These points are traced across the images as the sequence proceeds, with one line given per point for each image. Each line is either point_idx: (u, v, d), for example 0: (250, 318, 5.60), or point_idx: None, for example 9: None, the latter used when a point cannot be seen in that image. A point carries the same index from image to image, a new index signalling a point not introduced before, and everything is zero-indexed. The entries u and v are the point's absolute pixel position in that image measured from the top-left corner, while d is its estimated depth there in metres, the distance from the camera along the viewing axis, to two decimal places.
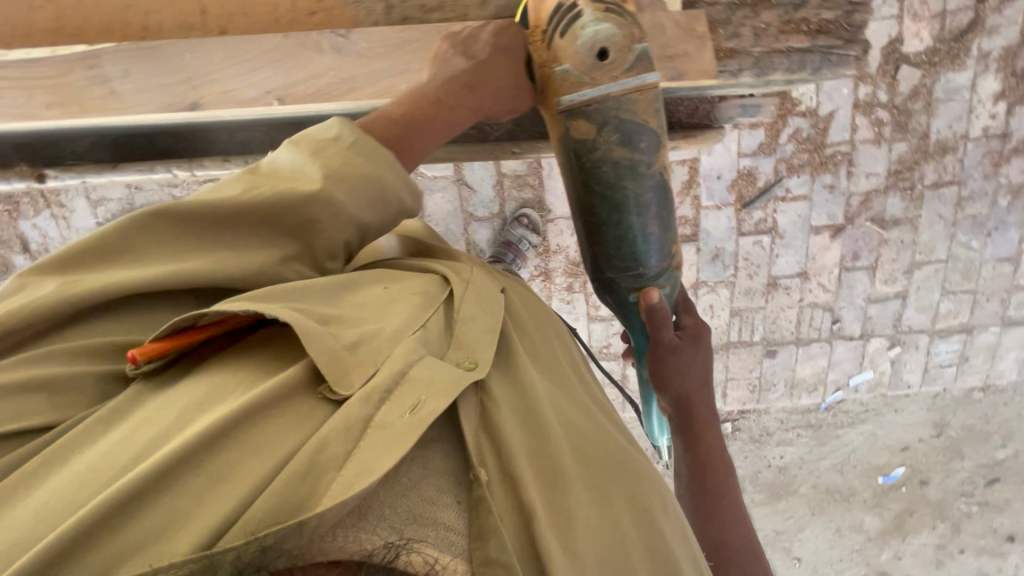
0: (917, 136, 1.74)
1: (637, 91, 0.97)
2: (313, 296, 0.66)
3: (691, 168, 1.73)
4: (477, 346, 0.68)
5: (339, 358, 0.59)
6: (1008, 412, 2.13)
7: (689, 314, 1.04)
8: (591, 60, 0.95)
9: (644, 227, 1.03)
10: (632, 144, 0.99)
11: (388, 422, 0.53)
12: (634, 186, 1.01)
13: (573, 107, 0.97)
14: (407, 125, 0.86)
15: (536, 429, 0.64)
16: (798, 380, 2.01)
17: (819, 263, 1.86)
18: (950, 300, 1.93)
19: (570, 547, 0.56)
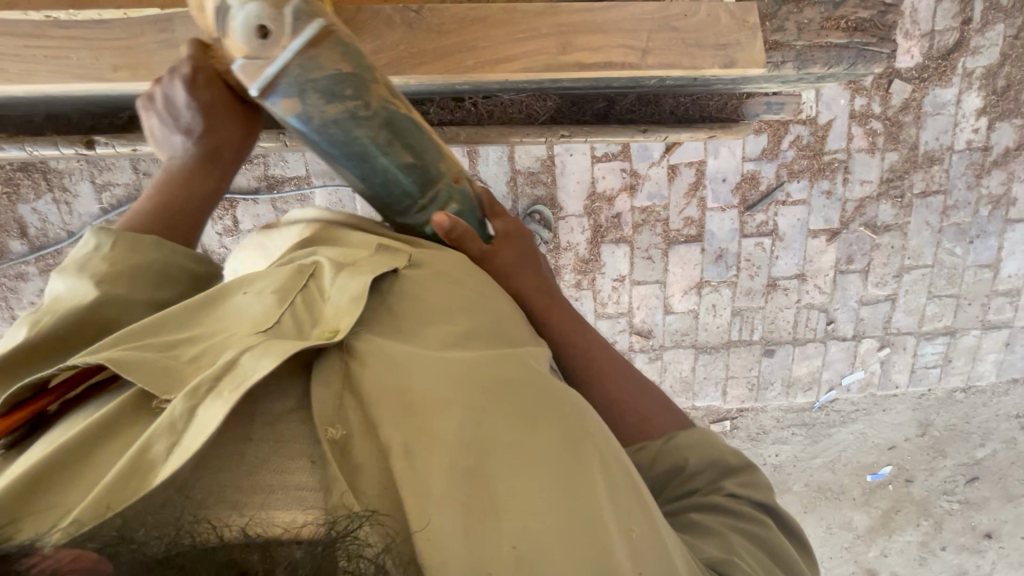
0: (907, 146, 1.84)
1: (316, 46, 0.67)
2: (168, 324, 0.58)
3: (698, 170, 1.79)
4: (340, 312, 0.57)
5: (169, 367, 0.51)
6: (987, 413, 2.24)
7: (497, 215, 0.85)
8: (251, 42, 0.66)
9: (400, 165, 0.74)
10: (341, 97, 0.69)
11: (219, 398, 0.46)
12: (370, 132, 0.71)
13: (269, 97, 0.68)
14: (173, 215, 0.78)
15: (404, 365, 0.54)
16: (795, 380, 2.08)
17: (817, 265, 1.93)
18: (936, 304, 2.04)
19: (431, 478, 0.47)
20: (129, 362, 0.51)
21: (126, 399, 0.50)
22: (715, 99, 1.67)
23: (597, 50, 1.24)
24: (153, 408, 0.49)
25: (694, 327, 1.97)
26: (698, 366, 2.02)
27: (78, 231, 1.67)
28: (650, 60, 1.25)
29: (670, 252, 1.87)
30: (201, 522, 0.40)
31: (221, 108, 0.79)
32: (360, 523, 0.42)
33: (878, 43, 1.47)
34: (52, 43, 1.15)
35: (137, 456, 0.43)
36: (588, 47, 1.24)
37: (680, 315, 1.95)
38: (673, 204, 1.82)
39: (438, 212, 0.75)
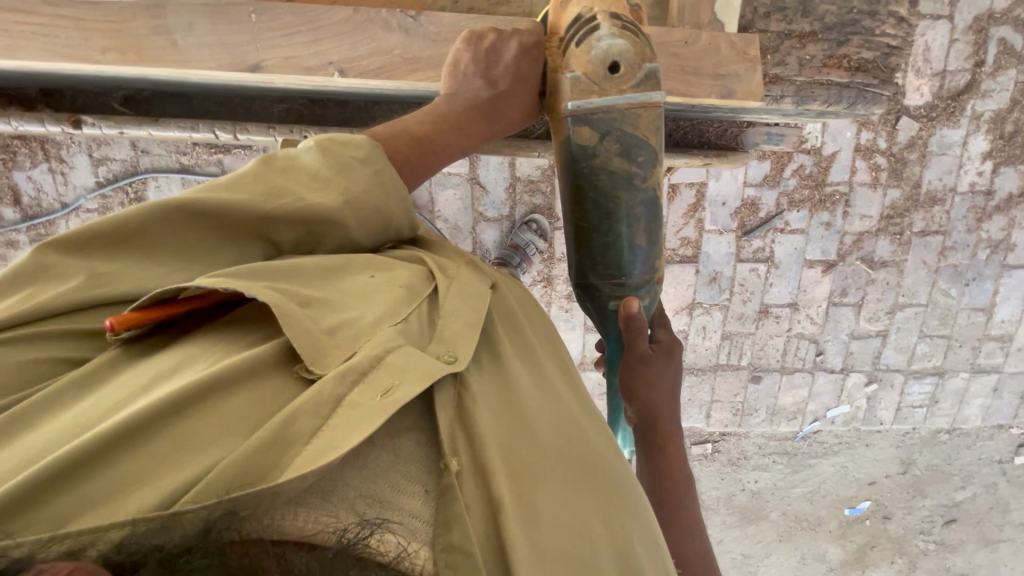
0: (910, 184, 1.83)
1: (642, 106, 0.95)
2: (301, 273, 0.64)
3: (698, 191, 1.78)
4: (460, 340, 0.65)
5: (315, 337, 0.57)
6: (969, 456, 2.23)
7: (665, 327, 0.99)
8: (599, 69, 0.94)
9: (631, 235, 0.98)
10: (631, 156, 0.96)
11: (383, 394, 0.54)
12: (627, 199, 0.97)
13: (577, 118, 0.95)
14: (429, 143, 0.89)
15: (508, 425, 0.62)
16: (780, 408, 2.07)
17: (810, 296, 1.92)
18: (927, 343, 2.02)
19: (529, 537, 0.54)
20: (287, 318, 0.57)
21: (268, 357, 0.56)
22: (716, 125, 1.63)
23: None
24: (297, 372, 0.56)
25: (682, 348, 1.96)
26: (683, 387, 2.02)
27: (72, 203, 1.66)
28: None
29: (665, 271, 1.86)
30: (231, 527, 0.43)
31: (513, 98, 1.01)
32: (371, 531, 0.46)
33: (879, 85, 1.42)
34: (44, 19, 1.16)
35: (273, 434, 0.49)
36: None
37: None
38: (671, 224, 1.81)
39: (632, 299, 0.94)
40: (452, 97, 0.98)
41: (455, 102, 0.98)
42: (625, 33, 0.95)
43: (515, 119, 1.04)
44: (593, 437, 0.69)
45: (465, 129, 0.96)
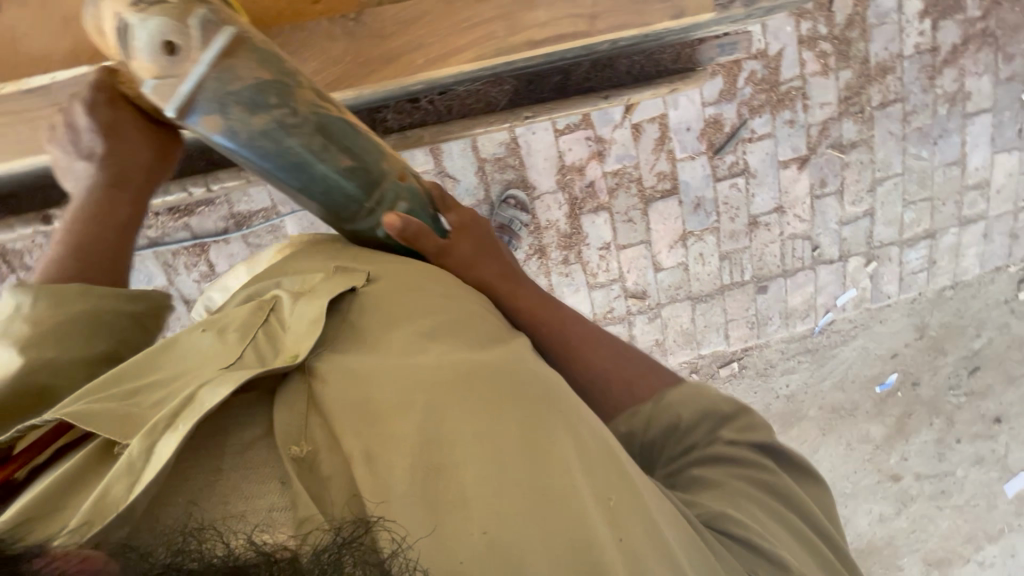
0: (859, 62, 1.85)
1: (231, 54, 0.76)
2: (127, 374, 0.65)
3: (661, 124, 1.79)
4: (301, 339, 0.66)
5: (121, 415, 0.58)
6: (978, 304, 2.30)
7: (453, 206, 1.00)
8: (157, 59, 0.74)
9: (339, 168, 0.84)
10: (264, 105, 0.78)
11: (176, 431, 0.53)
12: (301, 138, 0.81)
13: (187, 116, 0.77)
14: (88, 251, 0.92)
15: (364, 377, 0.63)
16: (791, 310, 2.11)
17: (792, 195, 1.95)
18: (913, 210, 2.07)
19: (395, 473, 0.56)
20: (92, 415, 0.57)
21: (91, 452, 0.56)
22: (669, 51, 1.64)
23: (545, 25, 1.26)
24: (114, 454, 0.56)
25: (687, 280, 1.98)
26: (697, 316, 2.04)
27: None
28: (600, 25, 1.27)
29: (650, 211, 1.87)
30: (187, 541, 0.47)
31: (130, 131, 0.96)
32: (368, 531, 0.50)
33: None
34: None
35: (100, 498, 0.49)
36: (535, 23, 1.25)
37: (670, 271, 1.96)
38: (644, 162, 1.82)
39: (390, 214, 0.88)
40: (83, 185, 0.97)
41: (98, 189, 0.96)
42: (159, 6, 0.75)
43: (146, 153, 0.98)
44: (477, 356, 0.69)
45: (121, 203, 0.98)
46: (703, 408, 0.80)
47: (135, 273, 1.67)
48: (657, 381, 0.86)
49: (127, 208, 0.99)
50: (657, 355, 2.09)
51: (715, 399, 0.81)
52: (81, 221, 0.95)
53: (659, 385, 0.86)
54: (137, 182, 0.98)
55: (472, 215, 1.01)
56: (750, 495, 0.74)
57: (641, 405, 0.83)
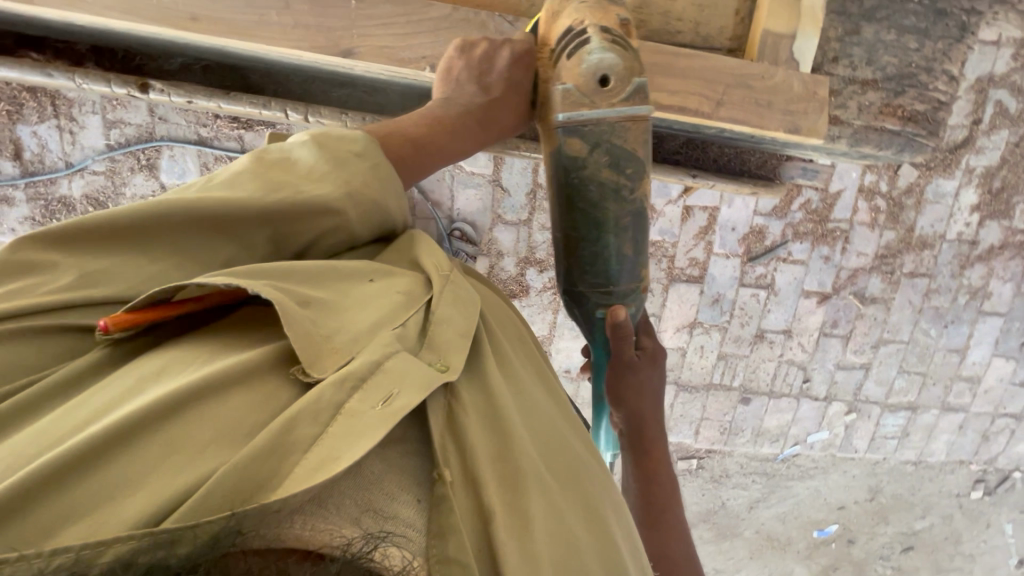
0: (904, 228, 1.93)
1: (630, 119, 0.97)
2: (306, 273, 0.65)
3: (710, 215, 1.84)
4: (450, 350, 0.66)
5: (311, 339, 0.57)
6: (932, 488, 2.34)
7: (650, 336, 1.06)
8: (590, 83, 0.96)
9: (619, 247, 1.02)
10: (620, 167, 0.98)
11: (371, 410, 0.53)
12: (614, 206, 1.00)
13: (567, 128, 0.98)
14: (427, 149, 0.90)
15: (500, 427, 0.63)
16: (764, 430, 2.14)
17: (803, 324, 2.01)
18: (905, 379, 2.13)
19: (533, 554, 0.55)
20: (291, 317, 0.57)
21: (263, 355, 0.56)
22: (757, 156, 1.75)
23: (671, 95, 1.25)
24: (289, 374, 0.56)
25: (680, 364, 2.01)
26: (677, 402, 2.06)
27: (78, 163, 1.60)
28: (719, 112, 1.27)
29: (671, 289, 1.91)
30: (237, 543, 0.42)
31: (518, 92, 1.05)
32: (375, 543, 0.45)
33: (925, 136, 1.77)
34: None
35: (272, 439, 0.48)
36: (664, 90, 1.25)
37: (669, 351, 1.99)
38: (682, 244, 1.87)
39: (619, 307, 0.99)
40: (443, 102, 0.99)
41: (455, 108, 0.99)
42: (620, 48, 0.98)
43: (508, 120, 1.05)
44: (567, 443, 0.71)
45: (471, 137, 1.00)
46: None
47: (171, 163, 1.62)
48: None
49: (466, 142, 0.98)
50: None
51: None
52: (419, 120, 0.93)
53: None
54: (487, 130, 1.02)
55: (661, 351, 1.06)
56: None
57: None
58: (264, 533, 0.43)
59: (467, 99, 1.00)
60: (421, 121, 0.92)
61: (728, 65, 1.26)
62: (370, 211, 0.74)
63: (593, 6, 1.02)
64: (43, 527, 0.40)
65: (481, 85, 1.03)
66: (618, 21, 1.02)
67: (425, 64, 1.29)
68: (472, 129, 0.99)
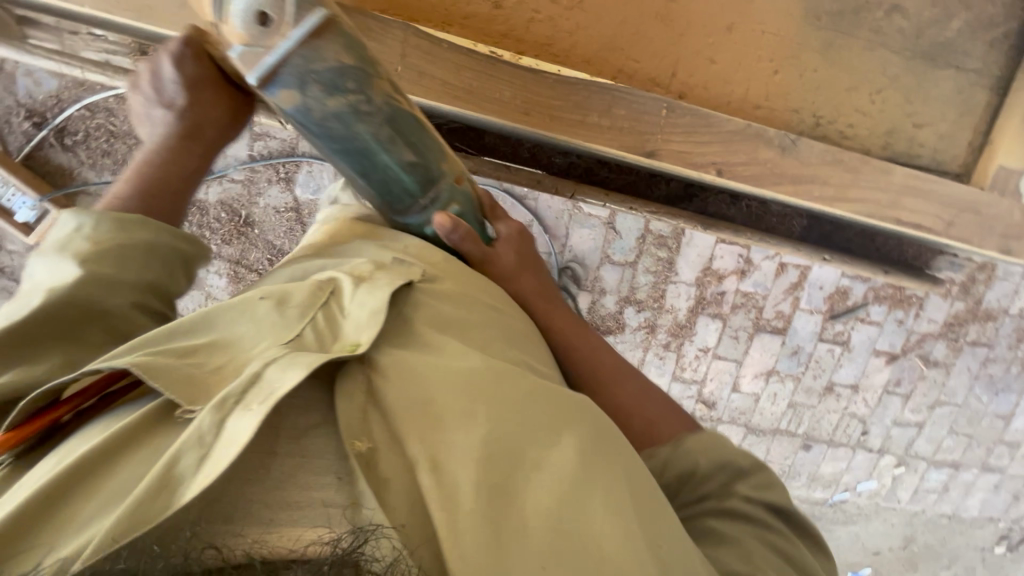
0: (973, 300, 2.05)
1: (320, 36, 0.71)
2: (179, 331, 0.61)
3: (802, 272, 1.94)
4: (362, 327, 0.61)
5: (200, 379, 0.55)
6: (961, 540, 2.48)
7: (498, 217, 0.95)
8: (250, 28, 0.68)
9: (402, 162, 0.80)
10: (342, 88, 0.74)
11: (250, 410, 0.49)
12: (371, 128, 0.77)
13: (266, 86, 0.72)
14: (166, 206, 0.81)
15: (427, 378, 0.58)
16: (818, 475, 2.26)
17: (870, 381, 2.13)
18: (953, 439, 2.26)
19: (457, 493, 0.50)
20: (160, 371, 0.54)
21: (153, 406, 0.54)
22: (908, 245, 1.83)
23: (913, 213, 1.33)
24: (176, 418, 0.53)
25: (752, 409, 2.11)
26: (744, 444, 2.17)
27: (219, 171, 1.66)
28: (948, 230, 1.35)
29: (755, 338, 2.01)
30: (208, 550, 0.44)
31: (211, 87, 0.86)
32: (366, 537, 0.46)
33: None
34: None
35: (166, 470, 0.47)
36: (907, 210, 1.32)
37: (744, 395, 2.09)
38: (772, 296, 1.97)
39: (442, 215, 0.84)
40: (152, 139, 0.86)
41: (168, 137, 0.85)
42: None
43: (224, 111, 0.88)
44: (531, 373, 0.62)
45: (199, 154, 0.87)
46: (724, 460, 0.70)
47: (307, 178, 1.70)
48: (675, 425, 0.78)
49: (196, 164, 0.87)
50: None
51: (733, 450, 0.71)
52: (132, 180, 0.80)
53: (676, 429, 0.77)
54: (211, 136, 0.87)
55: (518, 227, 0.96)
56: (766, 557, 0.62)
57: (658, 445, 0.75)
58: (215, 540, 0.45)
59: (174, 119, 0.85)
60: (132, 181, 0.80)
61: (959, 191, 1.33)
62: (156, 248, 0.73)
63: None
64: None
65: (165, 99, 0.85)
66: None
67: (714, 169, 1.26)
68: (196, 152, 0.87)
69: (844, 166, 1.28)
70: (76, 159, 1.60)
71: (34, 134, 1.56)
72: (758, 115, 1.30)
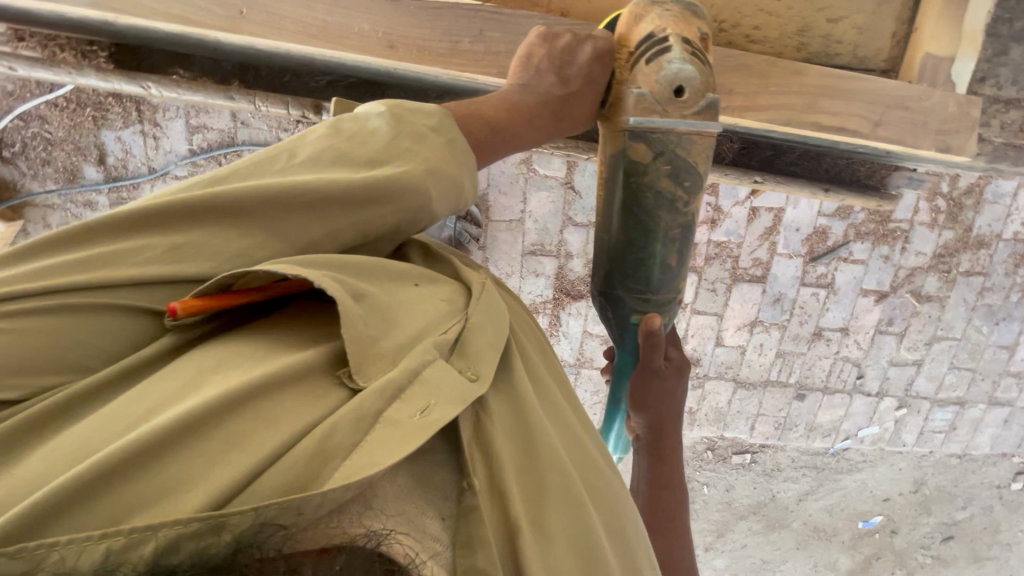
0: (962, 227, 1.95)
1: (697, 134, 0.92)
2: (353, 266, 0.59)
3: (776, 216, 1.87)
4: (481, 354, 0.60)
5: (356, 342, 0.53)
6: (974, 480, 2.39)
7: (676, 346, 1.00)
8: (665, 90, 0.90)
9: (665, 258, 0.96)
10: (678, 181, 0.93)
11: (409, 431, 0.49)
12: (668, 219, 0.95)
13: (636, 133, 0.91)
14: (500, 136, 0.82)
15: (527, 438, 0.60)
16: (817, 425, 2.19)
17: (860, 322, 2.04)
18: (955, 375, 2.18)
19: (546, 567, 0.53)
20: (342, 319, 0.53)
21: (312, 359, 0.53)
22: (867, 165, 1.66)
23: (834, 115, 1.24)
24: (336, 374, 0.53)
25: (739, 362, 2.05)
26: (734, 399, 2.11)
27: (161, 168, 1.62)
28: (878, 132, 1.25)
29: (734, 288, 1.94)
30: (278, 534, 0.40)
31: (594, 86, 0.94)
32: (382, 539, 0.42)
33: None
34: None
35: (320, 441, 0.46)
36: (828, 111, 1.23)
37: (729, 348, 2.03)
38: (747, 244, 1.89)
39: (655, 316, 0.96)
40: (527, 90, 0.89)
41: (541, 100, 0.89)
42: (698, 61, 0.92)
43: (585, 115, 0.96)
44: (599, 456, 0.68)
45: (546, 128, 0.90)
46: None
47: None
48: None
49: (541, 135, 0.89)
50: (684, 421, 2.14)
51: None
52: (496, 108, 0.84)
53: None
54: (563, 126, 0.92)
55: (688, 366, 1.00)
56: None
57: None
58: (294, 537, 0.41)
59: (553, 89, 0.90)
60: (495, 111, 0.83)
61: (889, 86, 1.24)
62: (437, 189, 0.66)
63: (676, 14, 0.95)
64: (128, 508, 0.40)
65: (561, 70, 0.92)
66: (699, 33, 0.96)
67: None
68: (549, 126, 0.90)
69: (750, 71, 1.19)
70: (18, 170, 1.59)
71: None
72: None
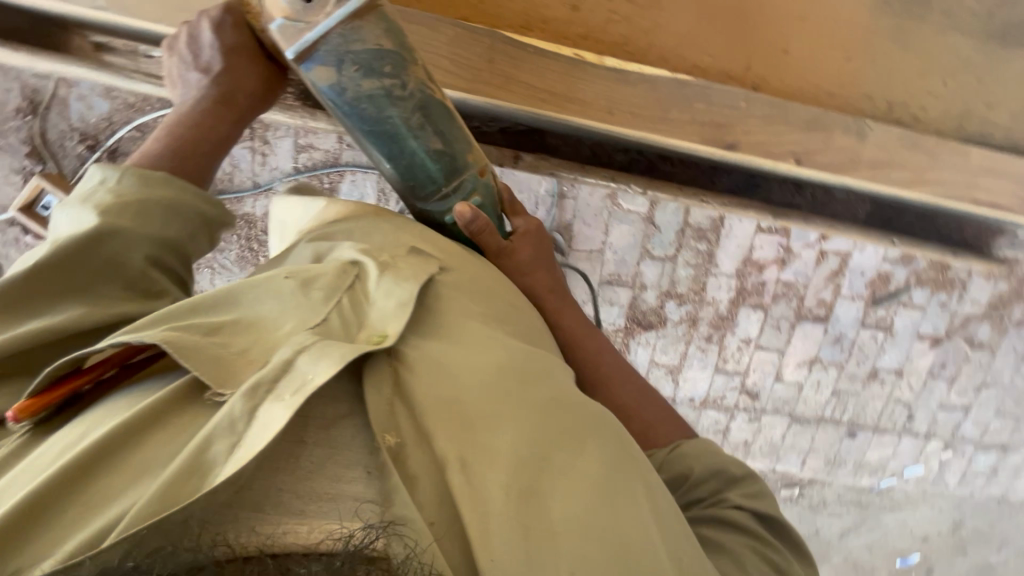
0: (1018, 278, 2.02)
1: (360, 17, 0.90)
2: (204, 306, 0.71)
3: (842, 259, 1.91)
4: (388, 318, 0.70)
5: (224, 360, 0.63)
6: (1011, 522, 2.45)
7: (518, 214, 1.15)
8: (295, 4, 0.88)
9: (428, 148, 0.99)
10: (377, 70, 0.93)
11: (283, 402, 0.57)
12: (401, 111, 0.96)
13: (306, 62, 0.91)
14: (192, 153, 0.96)
15: (448, 375, 0.67)
16: (865, 463, 2.25)
17: (914, 365, 2.11)
18: (1000, 420, 2.24)
19: (487, 485, 0.59)
20: (185, 348, 0.62)
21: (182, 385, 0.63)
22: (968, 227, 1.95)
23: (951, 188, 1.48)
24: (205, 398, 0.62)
25: (796, 398, 2.11)
26: (788, 434, 2.17)
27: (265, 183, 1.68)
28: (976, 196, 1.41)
29: (797, 326, 2.01)
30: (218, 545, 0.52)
31: (237, 57, 1.04)
32: (377, 533, 0.54)
33: None
34: None
35: (198, 454, 0.55)
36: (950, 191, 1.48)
37: (787, 384, 2.09)
38: (812, 285, 1.95)
39: (463, 204, 1.00)
40: (194, 100, 1.02)
41: (199, 101, 1.02)
42: None
43: (251, 79, 1.05)
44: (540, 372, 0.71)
45: (227, 119, 1.03)
46: (714, 467, 0.85)
47: (350, 188, 1.72)
48: (671, 431, 0.96)
49: (228, 126, 1.04)
50: (739, 453, 2.21)
51: (724, 460, 0.87)
52: (165, 134, 0.97)
53: (672, 434, 0.95)
54: (242, 104, 1.05)
55: (535, 222, 1.15)
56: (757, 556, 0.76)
57: (656, 448, 0.93)
58: (225, 537, 0.53)
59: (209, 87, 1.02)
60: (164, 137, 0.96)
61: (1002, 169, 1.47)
62: (178, 211, 0.87)
63: None
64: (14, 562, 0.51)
65: (200, 65, 1.04)
66: None
67: (790, 159, 1.41)
68: (225, 112, 1.03)
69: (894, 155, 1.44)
70: None
71: (86, 158, 1.62)
72: (823, 105, 1.43)
